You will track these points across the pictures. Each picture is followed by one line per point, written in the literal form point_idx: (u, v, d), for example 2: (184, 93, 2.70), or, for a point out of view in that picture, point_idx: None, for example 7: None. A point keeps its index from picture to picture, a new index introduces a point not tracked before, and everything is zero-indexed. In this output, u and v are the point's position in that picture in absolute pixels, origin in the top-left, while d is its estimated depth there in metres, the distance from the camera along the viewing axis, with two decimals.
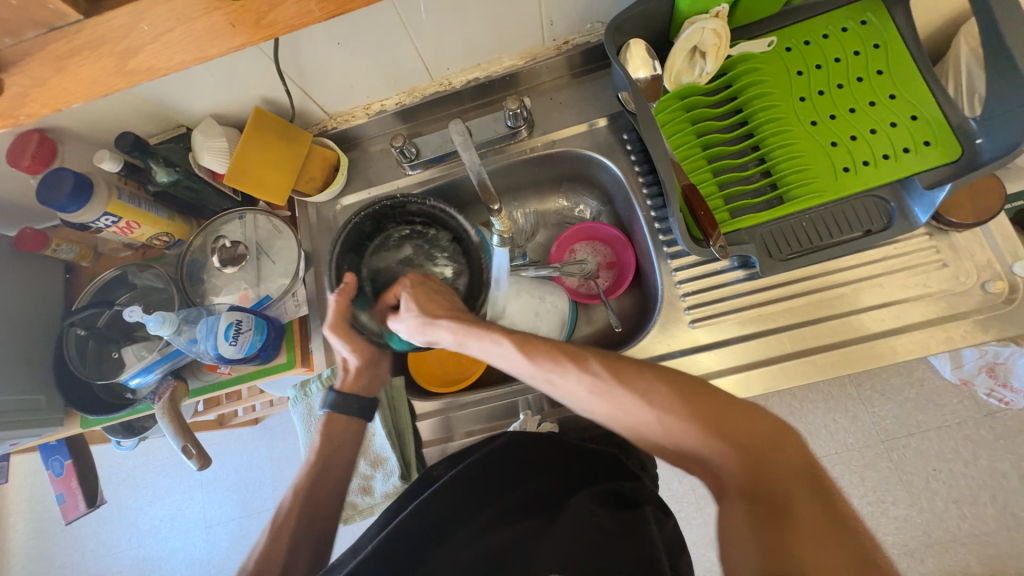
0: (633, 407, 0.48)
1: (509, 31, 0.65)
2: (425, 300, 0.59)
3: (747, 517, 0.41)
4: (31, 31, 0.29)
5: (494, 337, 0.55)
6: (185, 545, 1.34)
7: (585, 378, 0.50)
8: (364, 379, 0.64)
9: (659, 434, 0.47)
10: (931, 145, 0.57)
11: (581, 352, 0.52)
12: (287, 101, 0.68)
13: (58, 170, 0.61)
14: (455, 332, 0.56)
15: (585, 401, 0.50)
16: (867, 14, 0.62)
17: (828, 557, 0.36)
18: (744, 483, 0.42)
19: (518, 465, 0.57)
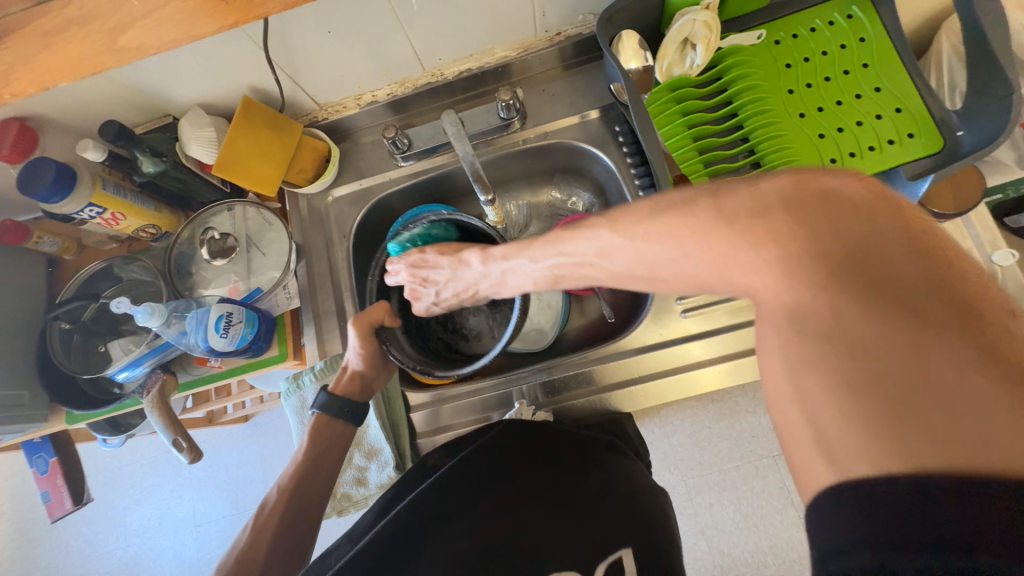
0: (660, 250, 0.34)
1: (502, 20, 0.65)
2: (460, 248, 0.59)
3: (856, 318, 0.26)
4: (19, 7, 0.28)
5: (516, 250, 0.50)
6: (174, 543, 1.33)
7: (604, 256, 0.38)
8: (358, 382, 0.62)
9: (707, 271, 0.33)
10: (915, 137, 0.58)
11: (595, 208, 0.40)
12: (276, 90, 0.67)
13: (40, 159, 0.60)
14: (489, 258, 0.54)
15: (617, 261, 0.37)
16: (854, 8, 0.63)
17: (945, 372, 0.24)
18: (840, 272, 0.27)
19: (517, 450, 0.56)
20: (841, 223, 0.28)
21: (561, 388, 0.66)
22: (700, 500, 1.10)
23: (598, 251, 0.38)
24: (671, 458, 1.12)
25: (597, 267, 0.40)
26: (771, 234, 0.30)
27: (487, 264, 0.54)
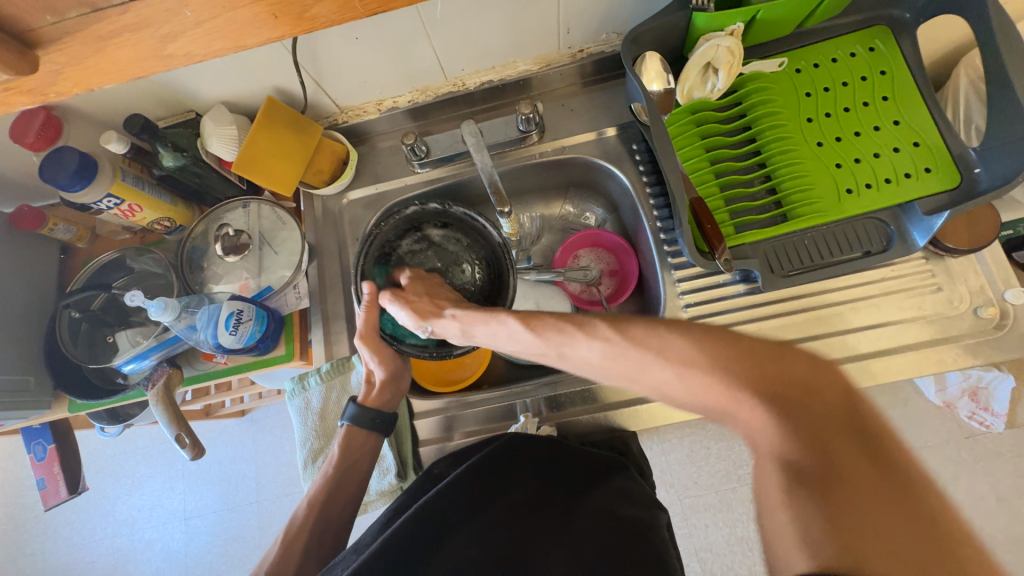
0: (654, 366, 0.40)
1: (527, 35, 0.66)
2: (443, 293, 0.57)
3: (796, 458, 0.32)
4: (74, 11, 0.28)
5: (500, 320, 0.50)
6: (163, 535, 1.31)
7: (595, 346, 0.44)
8: (388, 391, 0.63)
9: (688, 381, 0.39)
10: (931, 172, 0.58)
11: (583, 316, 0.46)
12: (300, 92, 0.68)
13: (63, 148, 0.60)
14: (463, 313, 0.53)
15: (602, 352, 0.43)
16: (876, 41, 0.63)
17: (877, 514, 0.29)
18: (793, 410, 0.34)
19: (524, 466, 0.57)
20: (809, 387, 0.35)
21: (566, 403, 0.65)
22: (696, 521, 1.09)
23: (585, 333, 0.45)
24: (667, 476, 1.12)
25: (579, 351, 0.45)
26: (749, 375, 0.36)
27: (460, 318, 0.53)
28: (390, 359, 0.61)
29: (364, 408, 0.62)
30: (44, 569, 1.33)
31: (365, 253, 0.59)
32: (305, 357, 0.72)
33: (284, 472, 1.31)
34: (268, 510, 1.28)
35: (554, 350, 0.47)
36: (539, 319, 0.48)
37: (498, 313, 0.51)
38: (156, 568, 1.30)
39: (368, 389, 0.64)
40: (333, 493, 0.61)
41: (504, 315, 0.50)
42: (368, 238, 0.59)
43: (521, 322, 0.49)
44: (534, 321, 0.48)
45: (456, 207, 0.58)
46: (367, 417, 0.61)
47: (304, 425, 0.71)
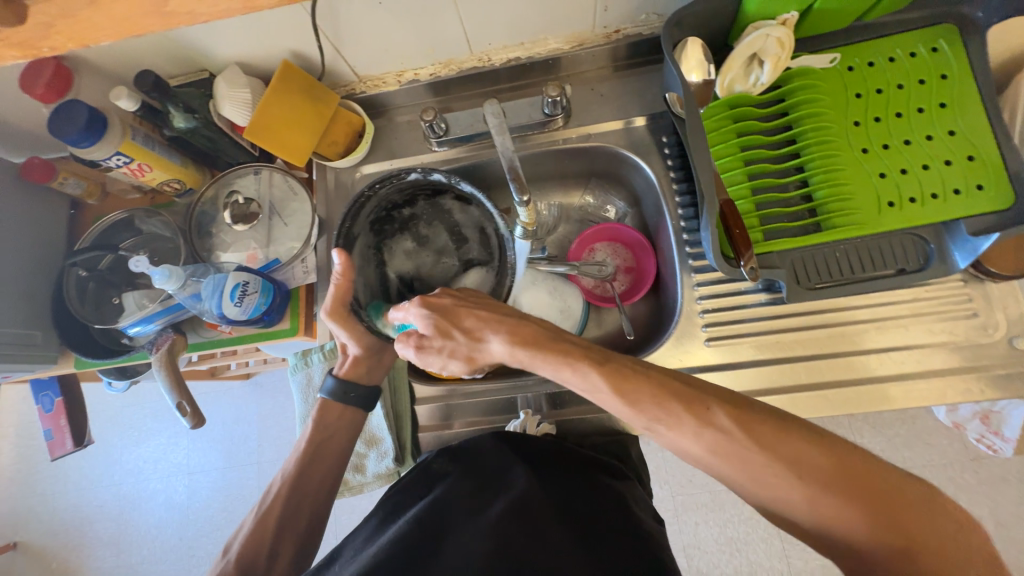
0: (774, 477, 0.41)
1: (561, 10, 0.61)
2: (479, 320, 0.51)
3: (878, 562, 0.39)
4: None
5: (579, 370, 0.47)
6: (166, 487, 1.35)
7: (704, 437, 0.43)
8: (365, 365, 0.62)
9: (800, 501, 0.41)
10: (982, 190, 0.54)
11: (697, 396, 0.45)
12: (318, 57, 0.64)
13: (72, 102, 0.58)
14: (520, 355, 0.50)
15: (719, 454, 0.43)
16: (939, 41, 0.58)
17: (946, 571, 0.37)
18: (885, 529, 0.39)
19: (525, 469, 0.56)
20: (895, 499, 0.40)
21: (566, 402, 0.64)
22: (686, 518, 1.09)
23: (699, 422, 0.44)
24: (663, 472, 1.12)
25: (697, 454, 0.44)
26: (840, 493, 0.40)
27: (516, 357, 0.50)
28: (363, 336, 0.58)
29: (342, 381, 0.61)
30: (54, 509, 1.38)
31: (357, 214, 0.57)
32: (311, 331, 0.71)
33: (285, 438, 1.33)
34: (268, 472, 1.31)
35: (646, 425, 0.46)
36: (635, 386, 0.46)
37: (576, 360, 0.48)
38: (159, 518, 1.34)
39: (341, 361, 0.62)
40: (312, 464, 0.60)
41: (588, 369, 0.47)
42: (362, 197, 0.57)
43: (609, 380, 0.46)
44: (625, 385, 0.46)
45: (463, 182, 0.56)
46: (340, 391, 0.61)
47: (304, 402, 0.71)
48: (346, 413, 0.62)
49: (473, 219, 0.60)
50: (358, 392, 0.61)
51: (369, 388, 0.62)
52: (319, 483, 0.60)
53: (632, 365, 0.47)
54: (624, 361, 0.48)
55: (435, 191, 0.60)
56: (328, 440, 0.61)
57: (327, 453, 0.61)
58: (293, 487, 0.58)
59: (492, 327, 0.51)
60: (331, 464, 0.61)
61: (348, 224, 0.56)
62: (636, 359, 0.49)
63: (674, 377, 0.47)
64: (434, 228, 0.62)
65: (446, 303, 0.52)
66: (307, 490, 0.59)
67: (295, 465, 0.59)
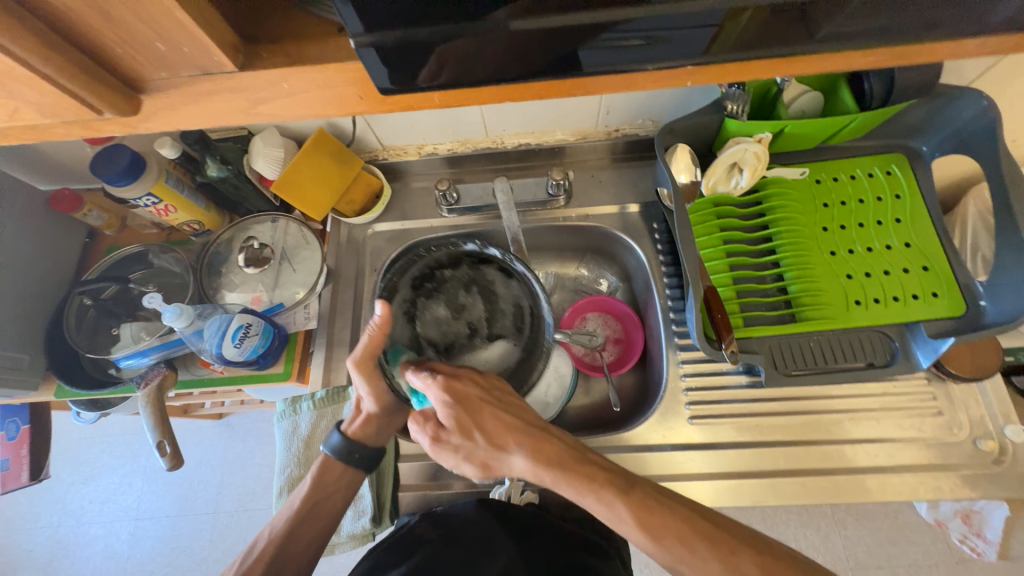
0: None
1: (569, 110, 0.70)
2: (503, 429, 0.51)
3: None
4: (186, 70, 0.29)
5: (604, 497, 0.48)
6: (109, 533, 1.25)
7: (720, 575, 0.44)
8: (374, 425, 0.60)
9: None
10: (938, 298, 0.60)
11: (718, 532, 0.46)
12: (349, 127, 0.71)
13: (118, 146, 0.64)
14: (544, 473, 0.50)
15: None
16: (892, 166, 0.67)
17: None
18: None
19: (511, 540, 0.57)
20: None
21: None
22: None
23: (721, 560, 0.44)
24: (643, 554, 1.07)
25: None
26: None
27: (538, 476, 0.51)
28: (384, 394, 0.57)
29: (349, 440, 0.59)
30: None
31: (401, 270, 0.57)
32: (302, 377, 0.72)
33: (250, 485, 1.26)
34: (224, 523, 1.23)
35: (668, 562, 0.46)
36: (659, 521, 0.46)
37: (600, 487, 0.48)
38: (94, 569, 1.22)
39: (353, 418, 0.60)
40: (302, 525, 0.57)
41: (610, 497, 0.48)
42: (413, 256, 0.58)
43: (633, 512, 0.46)
44: (651, 521, 0.46)
45: (515, 258, 0.57)
46: (344, 450, 0.59)
47: (286, 449, 0.68)
48: (347, 473, 0.60)
49: (513, 295, 0.58)
50: (363, 454, 0.59)
51: (375, 450, 0.60)
52: (305, 545, 0.56)
53: (657, 496, 0.48)
54: (647, 489, 0.49)
55: (481, 262, 0.60)
56: (324, 498, 0.59)
57: (320, 514, 0.58)
58: (280, 552, 0.55)
59: (517, 442, 0.51)
60: (325, 525, 0.58)
61: (391, 278, 0.56)
62: (663, 490, 0.49)
63: (696, 510, 0.48)
64: (472, 297, 0.58)
65: (470, 392, 0.50)
66: (293, 553, 0.56)
67: (287, 523, 0.57)
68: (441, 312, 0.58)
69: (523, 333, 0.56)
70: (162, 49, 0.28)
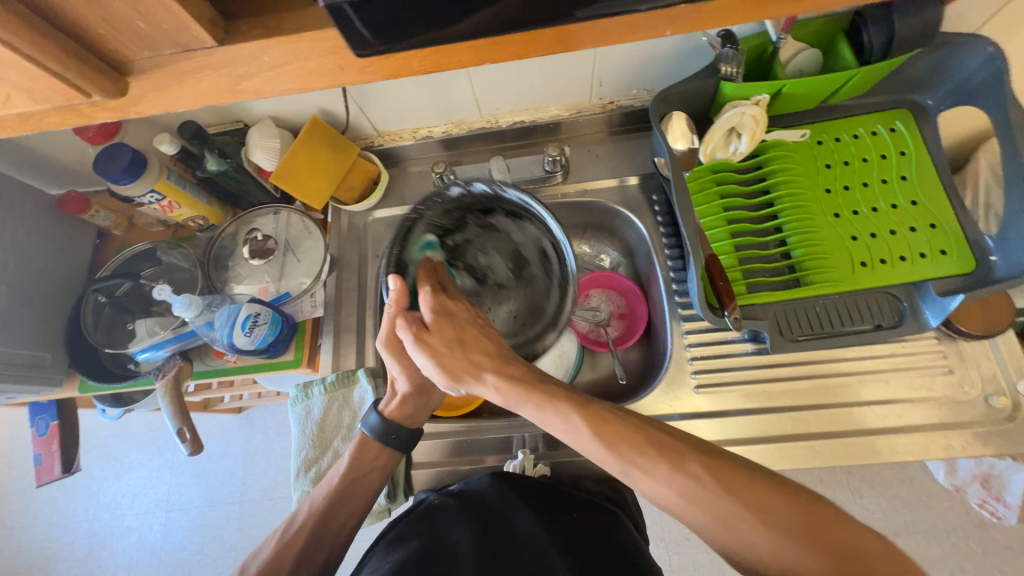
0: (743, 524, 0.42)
1: (562, 83, 0.69)
2: (469, 345, 0.50)
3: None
4: (168, 49, 0.30)
5: (562, 412, 0.48)
6: (142, 525, 1.30)
7: (675, 480, 0.44)
8: (411, 404, 0.62)
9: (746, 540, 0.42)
10: (946, 255, 0.59)
11: (676, 445, 0.46)
12: (343, 114, 0.72)
13: (118, 144, 0.65)
14: (507, 397, 0.50)
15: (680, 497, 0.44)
16: (897, 122, 0.65)
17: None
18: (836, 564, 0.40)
19: (533, 507, 0.58)
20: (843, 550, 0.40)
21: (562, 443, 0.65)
22: None
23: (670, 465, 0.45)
24: (658, 528, 1.09)
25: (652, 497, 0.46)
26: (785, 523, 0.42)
27: (501, 395, 0.50)
28: (416, 367, 0.59)
29: (387, 421, 0.61)
30: (20, 546, 1.32)
31: (406, 238, 0.54)
32: (312, 365, 0.74)
33: (271, 475, 1.30)
34: (249, 512, 1.27)
35: (622, 470, 0.46)
36: (614, 432, 0.47)
37: (559, 403, 0.48)
38: (130, 559, 1.28)
39: (391, 398, 0.62)
40: (339, 504, 0.58)
41: (571, 412, 0.48)
42: (411, 219, 0.54)
43: (587, 423, 0.47)
44: (602, 428, 0.47)
45: (510, 188, 0.54)
46: (382, 430, 0.60)
47: (301, 433, 0.71)
48: (384, 452, 0.61)
49: (530, 237, 0.57)
50: (400, 433, 0.61)
51: (412, 431, 0.62)
52: (342, 522, 0.58)
53: (618, 413, 0.48)
54: (603, 405, 0.49)
55: (487, 208, 0.57)
56: (362, 477, 0.60)
57: (358, 491, 0.59)
58: (318, 526, 0.57)
59: (484, 361, 0.50)
60: (359, 502, 0.60)
61: (397, 249, 0.53)
62: (629, 411, 0.50)
63: (655, 426, 0.48)
64: (493, 256, 0.59)
65: (459, 311, 0.51)
66: (331, 526, 0.58)
67: (323, 499, 0.58)
68: (467, 279, 0.59)
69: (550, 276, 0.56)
70: (142, 28, 0.28)
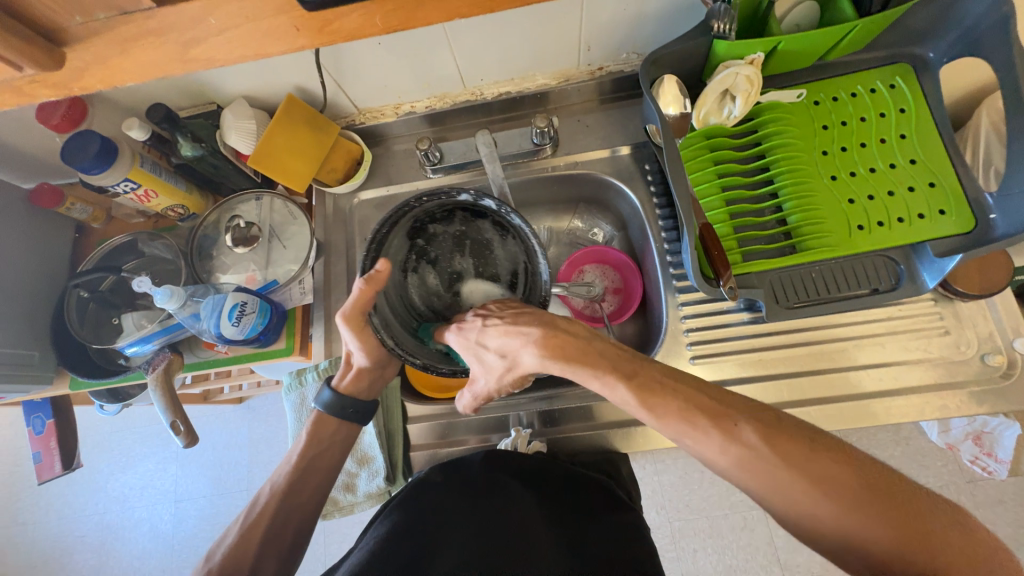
0: (801, 493, 0.39)
1: (549, 49, 0.66)
2: (508, 339, 0.50)
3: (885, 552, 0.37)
4: (102, 12, 0.29)
5: (604, 378, 0.48)
6: (152, 515, 1.32)
7: (729, 451, 0.42)
8: (365, 379, 0.61)
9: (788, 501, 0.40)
10: (945, 215, 0.58)
11: (728, 414, 0.44)
12: (320, 91, 0.68)
13: (85, 132, 0.62)
14: (556, 366, 0.49)
15: (755, 476, 0.41)
16: (897, 78, 0.63)
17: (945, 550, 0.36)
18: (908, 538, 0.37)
19: (524, 481, 0.59)
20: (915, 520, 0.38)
21: (559, 419, 0.67)
22: (684, 544, 1.08)
23: (722, 434, 0.43)
24: (659, 497, 1.11)
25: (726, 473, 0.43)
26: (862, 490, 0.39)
27: (549, 368, 0.50)
28: (375, 350, 0.56)
29: (340, 394, 0.60)
30: (33, 540, 1.34)
31: (394, 224, 0.52)
32: (306, 352, 0.73)
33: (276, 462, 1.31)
34: None
35: (671, 436, 0.45)
36: (658, 398, 0.46)
37: (602, 369, 0.48)
38: (143, 548, 1.30)
39: (345, 372, 0.61)
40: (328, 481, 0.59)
41: (615, 379, 0.47)
42: (403, 208, 0.52)
43: (633, 391, 0.46)
44: (649, 395, 0.46)
45: (514, 214, 0.52)
46: (336, 404, 0.60)
47: (297, 422, 0.70)
48: (341, 427, 0.61)
49: (508, 253, 0.56)
50: (356, 407, 0.60)
51: (368, 403, 0.61)
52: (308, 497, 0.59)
53: (662, 374, 0.48)
54: (651, 372, 0.48)
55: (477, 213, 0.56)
56: (320, 454, 0.60)
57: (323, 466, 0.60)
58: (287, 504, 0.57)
59: (524, 343, 0.49)
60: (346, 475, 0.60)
61: (385, 232, 0.51)
62: (667, 368, 0.48)
63: (702, 390, 0.46)
64: (466, 259, 0.58)
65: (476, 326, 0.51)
66: (300, 503, 0.58)
67: (284, 479, 0.58)
68: (434, 278, 0.58)
69: (514, 289, 0.57)
70: None
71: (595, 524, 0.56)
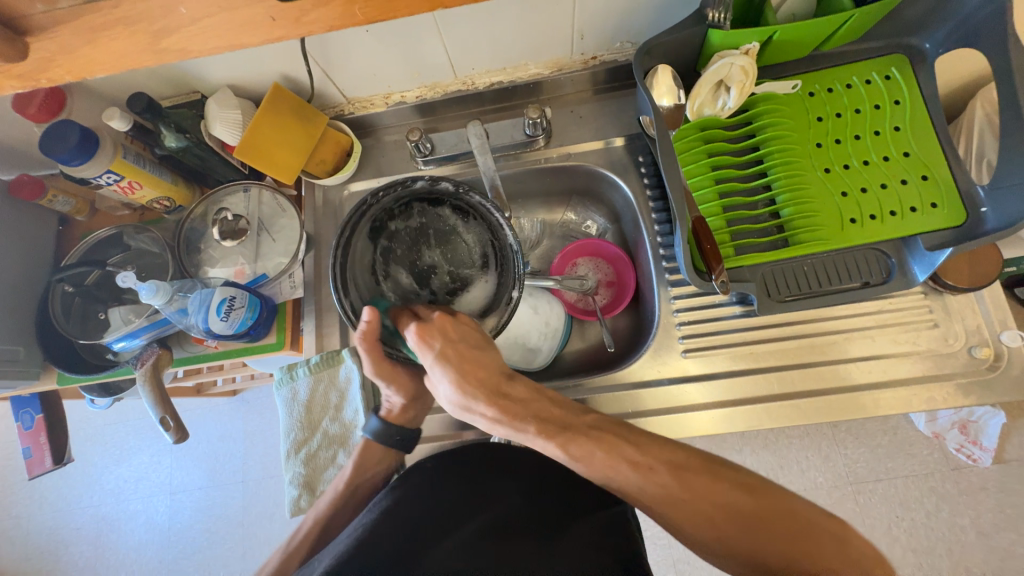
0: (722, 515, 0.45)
1: (540, 38, 0.65)
2: (465, 382, 0.50)
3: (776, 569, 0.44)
4: (66, 1, 0.28)
5: (541, 438, 0.50)
6: (147, 507, 1.33)
7: (658, 484, 0.47)
8: (412, 408, 0.63)
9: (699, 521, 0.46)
10: (937, 208, 0.58)
11: (660, 454, 0.48)
12: (307, 80, 0.67)
13: (64, 122, 0.60)
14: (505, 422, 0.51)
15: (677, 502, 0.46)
16: (892, 69, 0.62)
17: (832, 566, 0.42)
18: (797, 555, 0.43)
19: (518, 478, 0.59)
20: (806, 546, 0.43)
21: None
22: None
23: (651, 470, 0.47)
24: None
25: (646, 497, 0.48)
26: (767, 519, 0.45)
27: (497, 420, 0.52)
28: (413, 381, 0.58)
29: (387, 423, 0.62)
30: (28, 533, 1.34)
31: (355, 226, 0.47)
32: (296, 346, 0.72)
33: (270, 455, 1.31)
34: (253, 490, 1.29)
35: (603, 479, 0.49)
36: (588, 451, 0.48)
37: (539, 428, 0.50)
38: (139, 540, 1.31)
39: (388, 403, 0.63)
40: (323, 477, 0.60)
41: (548, 437, 0.49)
42: (361, 207, 0.47)
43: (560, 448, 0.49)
44: (577, 447, 0.49)
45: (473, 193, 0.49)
46: (385, 433, 0.62)
47: (288, 416, 0.71)
48: (388, 453, 0.63)
49: (479, 236, 0.51)
50: (401, 435, 0.62)
51: (411, 432, 0.63)
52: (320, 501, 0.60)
53: (598, 425, 0.50)
54: (588, 422, 0.51)
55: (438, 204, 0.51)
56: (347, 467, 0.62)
57: None
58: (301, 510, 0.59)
59: (478, 392, 0.51)
60: None
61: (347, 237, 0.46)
62: (604, 417, 0.51)
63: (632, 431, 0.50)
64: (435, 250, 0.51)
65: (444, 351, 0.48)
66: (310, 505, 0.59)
67: (327, 504, 0.62)
68: (407, 278, 0.50)
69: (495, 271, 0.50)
70: None
71: (591, 517, 0.57)
